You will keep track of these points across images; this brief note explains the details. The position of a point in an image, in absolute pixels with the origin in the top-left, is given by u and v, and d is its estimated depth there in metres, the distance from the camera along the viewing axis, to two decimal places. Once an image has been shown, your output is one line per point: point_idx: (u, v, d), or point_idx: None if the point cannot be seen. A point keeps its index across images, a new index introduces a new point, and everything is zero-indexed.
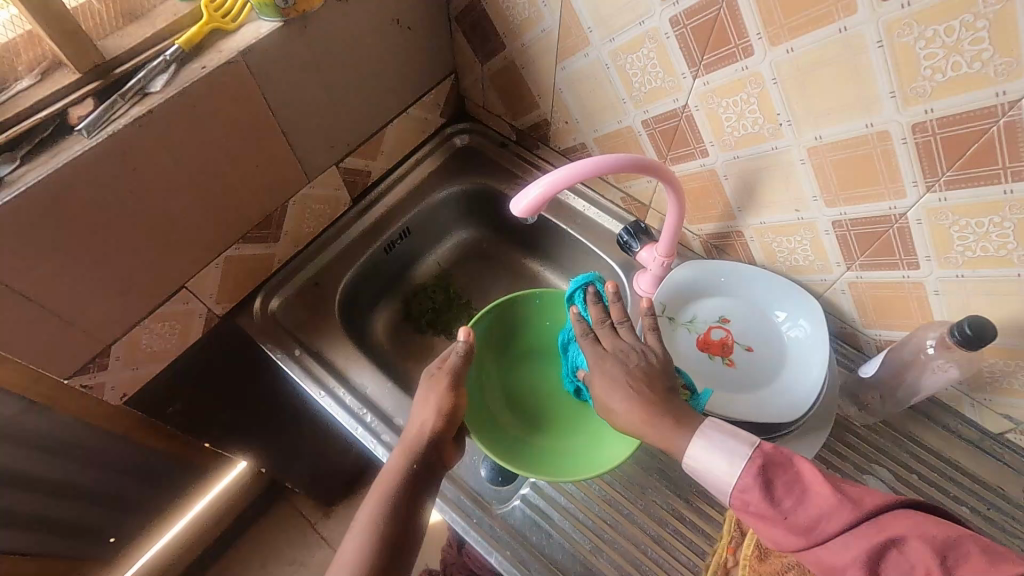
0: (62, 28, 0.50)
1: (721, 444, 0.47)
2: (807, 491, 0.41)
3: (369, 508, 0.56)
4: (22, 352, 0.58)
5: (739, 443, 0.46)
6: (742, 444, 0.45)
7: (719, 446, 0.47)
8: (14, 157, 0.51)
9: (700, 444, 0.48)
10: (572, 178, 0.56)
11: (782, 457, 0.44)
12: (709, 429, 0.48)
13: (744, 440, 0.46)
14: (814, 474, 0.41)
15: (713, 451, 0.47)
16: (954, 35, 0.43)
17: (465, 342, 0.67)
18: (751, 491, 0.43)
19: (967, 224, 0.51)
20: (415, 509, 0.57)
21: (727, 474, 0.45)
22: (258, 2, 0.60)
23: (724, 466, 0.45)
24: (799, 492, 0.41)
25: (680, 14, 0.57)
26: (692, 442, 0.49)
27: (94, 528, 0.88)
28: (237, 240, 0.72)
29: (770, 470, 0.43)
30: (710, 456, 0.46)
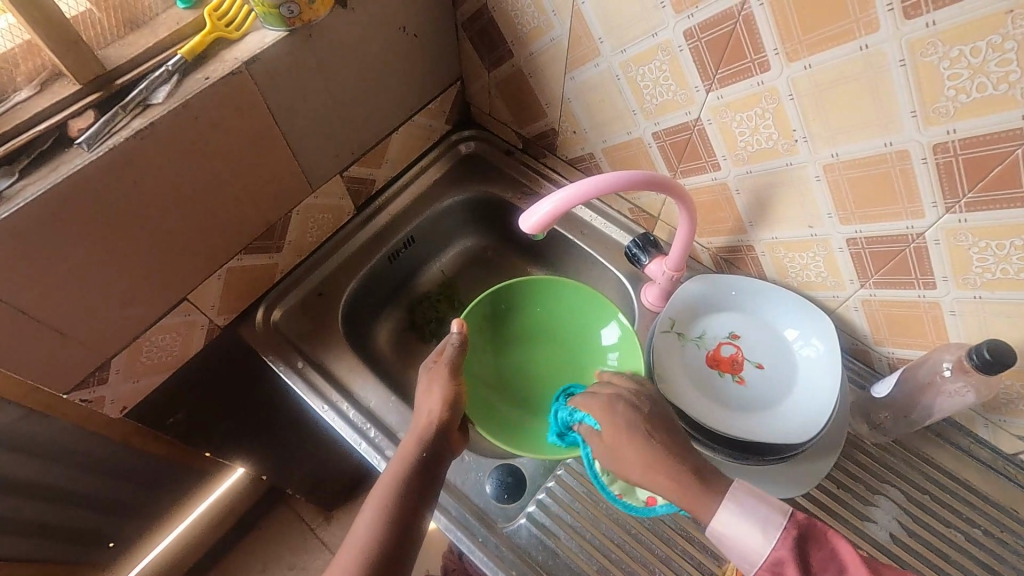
0: (62, 39, 0.49)
1: (751, 511, 0.48)
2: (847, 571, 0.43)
3: (378, 501, 0.56)
4: (21, 367, 0.57)
5: (772, 513, 0.47)
6: (776, 515, 0.47)
7: (751, 512, 0.48)
8: (13, 171, 0.50)
9: (730, 509, 0.49)
10: (582, 195, 0.55)
11: (818, 532, 0.46)
12: (738, 496, 0.49)
13: (775, 510, 0.48)
14: (853, 554, 0.43)
15: (740, 516, 0.48)
16: (980, 56, 0.42)
17: (459, 333, 0.66)
18: (785, 567, 0.45)
19: (987, 246, 0.49)
20: (422, 504, 0.57)
21: (757, 543, 0.47)
22: (263, 11, 0.58)
23: (755, 536, 0.47)
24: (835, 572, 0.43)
25: (694, 27, 0.56)
26: (721, 504, 0.50)
27: (93, 536, 0.87)
28: (240, 251, 0.71)
29: (803, 543, 0.46)
30: (741, 522, 0.48)
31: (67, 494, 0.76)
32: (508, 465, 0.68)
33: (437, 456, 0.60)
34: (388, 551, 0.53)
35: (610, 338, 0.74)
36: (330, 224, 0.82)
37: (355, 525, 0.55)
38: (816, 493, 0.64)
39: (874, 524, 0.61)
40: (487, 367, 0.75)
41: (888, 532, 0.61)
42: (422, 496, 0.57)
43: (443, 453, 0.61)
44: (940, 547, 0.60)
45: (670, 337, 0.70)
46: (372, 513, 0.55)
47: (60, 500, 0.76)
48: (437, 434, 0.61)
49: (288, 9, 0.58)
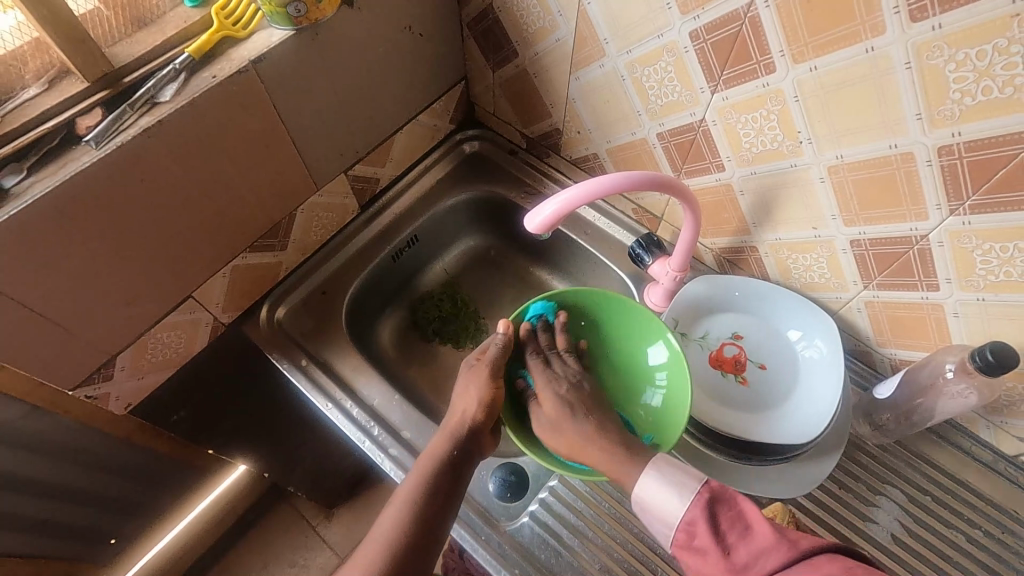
0: (70, 37, 0.49)
1: (672, 478, 0.50)
2: (751, 527, 0.43)
3: (400, 502, 0.56)
4: (27, 363, 0.57)
5: (688, 481, 0.49)
6: (690, 484, 0.49)
7: (669, 479, 0.50)
8: (21, 168, 0.50)
9: (652, 475, 0.52)
10: (588, 195, 0.55)
11: (727, 495, 0.47)
12: (660, 466, 0.52)
13: (693, 478, 0.49)
14: (755, 514, 0.44)
15: (664, 485, 0.50)
16: (985, 59, 0.42)
17: (504, 334, 0.68)
18: (698, 525, 0.45)
19: (990, 248, 0.50)
20: (450, 504, 0.57)
21: (676, 507, 0.48)
22: (270, 10, 0.58)
23: (675, 500, 0.48)
24: (741, 528, 0.43)
25: (700, 28, 0.56)
26: (644, 473, 0.52)
27: (96, 532, 0.87)
28: (245, 249, 0.71)
29: (714, 506, 0.46)
30: (660, 488, 0.50)
31: (70, 490, 0.76)
32: (511, 463, 0.69)
33: (467, 458, 0.60)
34: (411, 549, 0.53)
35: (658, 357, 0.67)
36: (335, 223, 0.82)
37: (381, 518, 0.56)
38: (818, 493, 0.64)
39: (875, 524, 0.62)
40: (522, 374, 0.71)
41: (889, 532, 0.61)
42: (449, 495, 0.57)
43: (472, 455, 0.61)
44: (940, 547, 0.60)
45: (673, 337, 0.70)
46: (397, 509, 0.56)
47: (64, 496, 0.76)
48: (467, 436, 0.62)
49: (295, 8, 0.58)
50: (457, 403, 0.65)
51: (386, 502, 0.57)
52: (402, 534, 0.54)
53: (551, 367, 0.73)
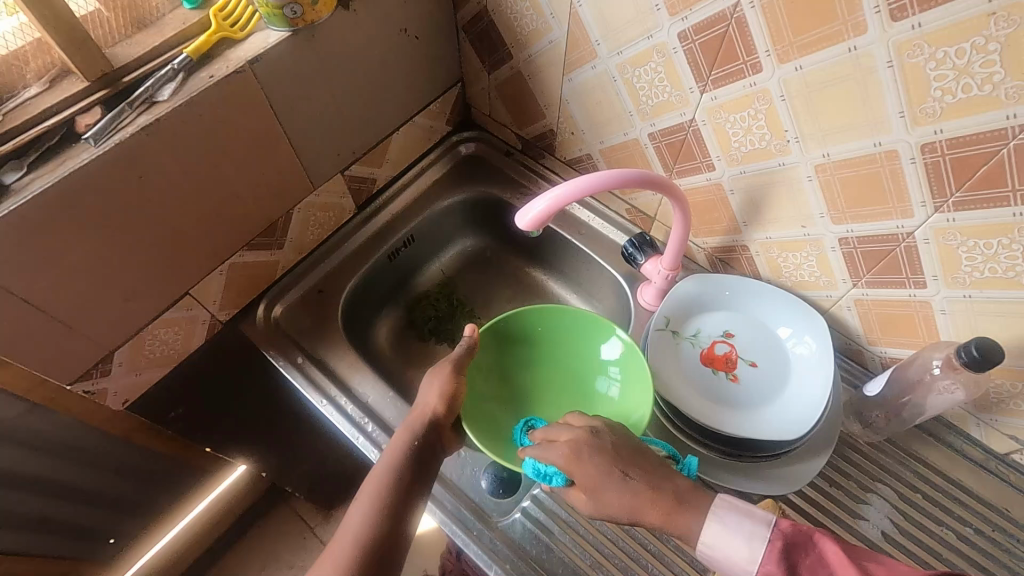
0: (71, 37, 0.51)
1: (733, 523, 0.49)
2: (831, 569, 0.42)
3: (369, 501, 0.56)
4: (25, 358, 0.58)
5: (747, 527, 0.48)
6: (751, 531, 0.47)
7: (734, 527, 0.48)
8: (21, 165, 0.51)
9: (713, 523, 0.49)
10: (577, 193, 0.56)
11: (801, 536, 0.46)
12: (722, 508, 0.50)
13: (755, 522, 0.48)
14: (834, 555, 0.43)
15: (728, 533, 0.48)
16: (965, 57, 0.43)
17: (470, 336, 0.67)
18: (775, 575, 0.45)
19: (975, 245, 0.50)
20: (415, 499, 0.58)
21: (748, 555, 0.47)
22: (267, 11, 0.60)
23: (742, 546, 0.47)
24: (823, 575, 0.43)
25: (688, 29, 0.57)
26: (707, 518, 0.50)
27: (95, 530, 0.88)
28: (242, 247, 0.72)
29: (792, 551, 0.45)
30: (727, 532, 0.48)
31: (69, 488, 0.77)
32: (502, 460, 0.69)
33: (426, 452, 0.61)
34: (379, 545, 0.53)
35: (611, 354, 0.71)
36: (331, 222, 0.83)
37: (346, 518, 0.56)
38: (809, 490, 0.64)
39: (866, 521, 0.62)
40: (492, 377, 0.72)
41: (880, 530, 0.61)
42: (413, 490, 0.58)
43: (433, 452, 0.61)
44: (931, 545, 0.60)
45: (664, 335, 0.70)
46: (366, 507, 0.56)
47: (63, 493, 0.77)
48: (428, 431, 0.61)
49: (291, 10, 0.60)
50: (421, 399, 0.64)
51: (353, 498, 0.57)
52: (370, 533, 0.54)
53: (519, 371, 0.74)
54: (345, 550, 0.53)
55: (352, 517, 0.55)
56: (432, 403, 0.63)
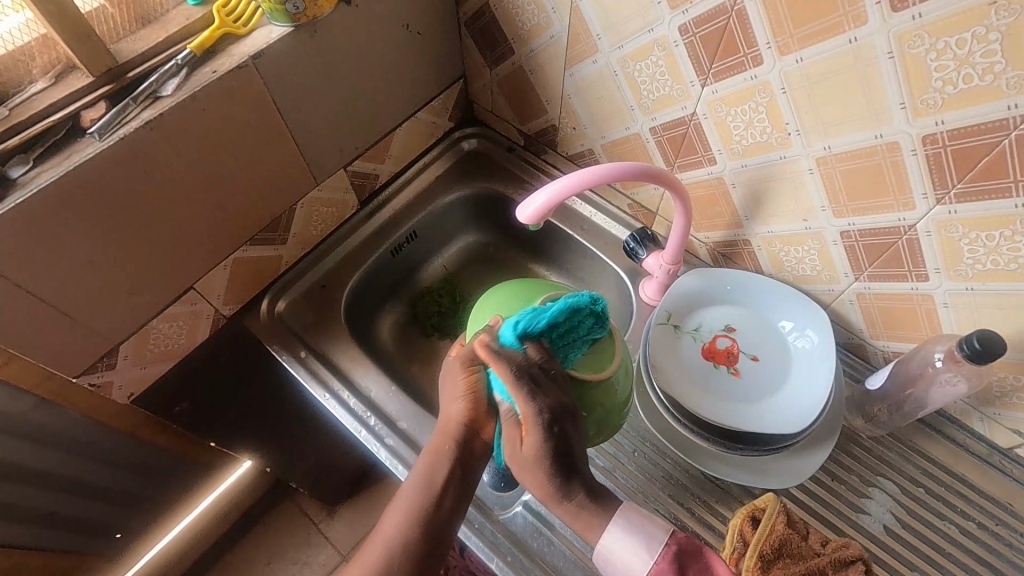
0: (75, 32, 0.51)
1: (632, 533, 0.50)
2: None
3: (401, 519, 0.55)
4: (32, 350, 0.59)
5: (646, 536, 0.50)
6: (648, 537, 0.49)
7: (632, 533, 0.50)
8: (27, 159, 0.52)
9: (615, 526, 0.51)
10: (578, 186, 0.57)
11: (694, 546, 0.49)
12: (624, 515, 0.51)
13: (654, 534, 0.50)
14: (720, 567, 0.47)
15: (629, 537, 0.50)
16: (965, 47, 0.43)
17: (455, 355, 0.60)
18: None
19: (977, 237, 0.50)
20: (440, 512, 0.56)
21: (639, 560, 0.49)
22: (270, 7, 0.60)
23: (639, 557, 0.49)
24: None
25: (689, 22, 0.57)
26: (606, 525, 0.51)
27: (101, 523, 0.89)
28: (245, 242, 0.73)
29: (682, 556, 0.48)
30: (625, 542, 0.50)
31: (75, 479, 0.78)
32: None
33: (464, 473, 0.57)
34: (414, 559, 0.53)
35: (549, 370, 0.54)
36: (334, 218, 0.84)
37: (381, 527, 0.56)
38: (810, 484, 0.64)
39: (867, 515, 0.62)
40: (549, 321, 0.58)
41: (882, 523, 0.61)
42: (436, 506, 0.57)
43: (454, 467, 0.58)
44: (933, 539, 0.60)
45: (665, 329, 0.70)
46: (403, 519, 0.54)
47: (69, 485, 0.78)
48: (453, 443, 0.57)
49: (293, 5, 0.60)
50: (446, 408, 0.58)
51: (385, 519, 0.56)
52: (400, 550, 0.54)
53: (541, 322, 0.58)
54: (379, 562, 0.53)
55: (386, 535, 0.55)
56: (458, 413, 0.56)
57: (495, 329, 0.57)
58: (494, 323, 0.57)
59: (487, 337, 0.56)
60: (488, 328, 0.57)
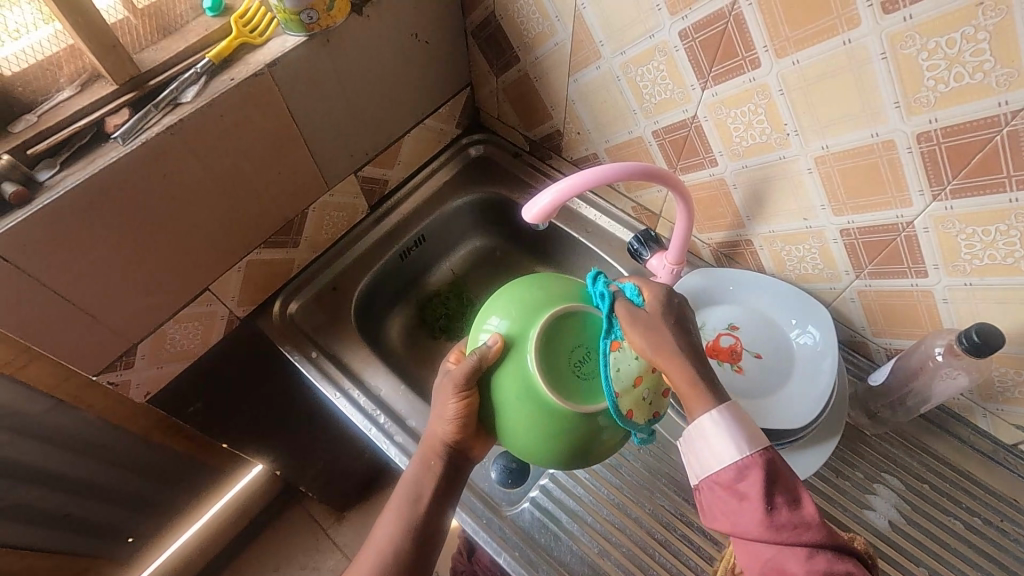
0: (101, 41, 0.54)
1: (733, 429, 0.45)
2: (803, 500, 0.42)
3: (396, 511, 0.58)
4: (56, 349, 0.61)
5: (746, 437, 0.45)
6: (750, 439, 0.44)
7: (732, 429, 0.45)
8: (55, 163, 0.55)
9: (716, 414, 0.46)
10: (582, 185, 0.58)
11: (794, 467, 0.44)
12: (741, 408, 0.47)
13: (756, 436, 0.45)
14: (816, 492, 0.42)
15: (728, 428, 0.45)
16: (955, 47, 0.44)
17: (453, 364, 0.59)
18: (751, 473, 0.43)
19: (974, 232, 0.51)
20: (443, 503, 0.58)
21: (731, 450, 0.44)
22: (285, 17, 0.63)
23: (730, 447, 0.45)
24: (796, 497, 0.42)
25: (689, 27, 0.59)
26: (710, 406, 0.46)
27: (113, 525, 0.90)
28: (259, 245, 0.75)
29: (779, 466, 0.43)
30: (724, 430, 0.45)
31: (90, 479, 0.80)
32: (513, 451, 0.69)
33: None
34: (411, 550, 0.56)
35: (546, 426, 0.50)
36: (344, 222, 0.86)
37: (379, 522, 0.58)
38: (814, 480, 0.65)
39: (873, 511, 0.62)
40: (566, 346, 0.52)
41: (886, 519, 0.62)
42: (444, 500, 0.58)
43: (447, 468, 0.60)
44: (937, 534, 0.60)
45: None
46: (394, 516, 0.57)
47: (83, 486, 0.80)
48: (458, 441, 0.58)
49: (307, 15, 0.62)
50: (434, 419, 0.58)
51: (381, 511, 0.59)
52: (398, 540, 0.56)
53: (551, 345, 0.51)
54: (378, 560, 0.55)
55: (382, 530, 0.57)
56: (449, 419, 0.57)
57: (491, 351, 0.52)
58: (491, 343, 0.53)
59: (482, 360, 0.52)
60: (484, 349, 0.53)
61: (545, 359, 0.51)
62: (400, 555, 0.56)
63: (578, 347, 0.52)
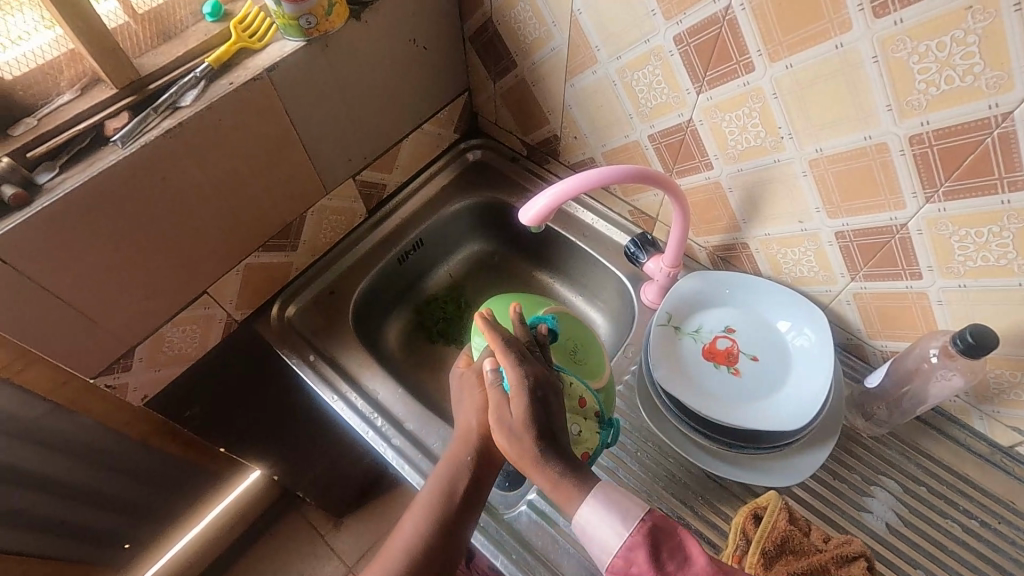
0: (100, 44, 0.54)
1: (608, 509, 0.49)
2: (689, 558, 0.45)
3: (419, 510, 0.57)
4: (53, 352, 0.61)
5: (622, 511, 0.49)
6: (626, 514, 0.48)
7: (607, 513, 0.49)
8: (53, 166, 0.55)
9: (589, 504, 0.49)
10: (576, 188, 0.59)
11: (671, 526, 0.48)
12: (605, 489, 0.50)
13: (630, 510, 0.49)
14: (698, 548, 0.46)
15: (605, 516, 0.49)
16: (946, 50, 0.45)
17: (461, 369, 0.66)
18: (637, 553, 0.46)
19: (966, 234, 0.51)
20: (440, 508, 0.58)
21: (615, 534, 0.48)
22: (283, 22, 0.63)
23: (613, 530, 0.48)
24: (681, 558, 0.45)
25: (683, 32, 0.59)
26: (583, 498, 0.50)
27: (109, 532, 0.90)
28: (257, 248, 0.75)
29: (659, 533, 0.47)
30: (603, 517, 0.49)
31: (86, 483, 0.79)
32: None
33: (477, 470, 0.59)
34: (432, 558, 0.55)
35: None
36: (343, 227, 0.86)
37: (400, 525, 0.58)
38: (812, 483, 0.64)
39: (870, 514, 0.62)
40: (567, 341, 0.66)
41: (884, 522, 0.61)
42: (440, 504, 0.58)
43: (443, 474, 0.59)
44: (936, 537, 0.60)
45: (666, 330, 0.71)
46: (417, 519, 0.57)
47: (80, 493, 0.80)
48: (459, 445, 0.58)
49: (306, 21, 0.63)
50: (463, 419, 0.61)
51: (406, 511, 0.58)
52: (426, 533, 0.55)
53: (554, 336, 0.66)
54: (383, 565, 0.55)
55: (405, 526, 0.57)
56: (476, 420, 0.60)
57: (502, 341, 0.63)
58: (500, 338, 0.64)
59: (495, 350, 0.63)
60: (494, 341, 0.63)
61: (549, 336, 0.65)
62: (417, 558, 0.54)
63: (570, 340, 0.67)
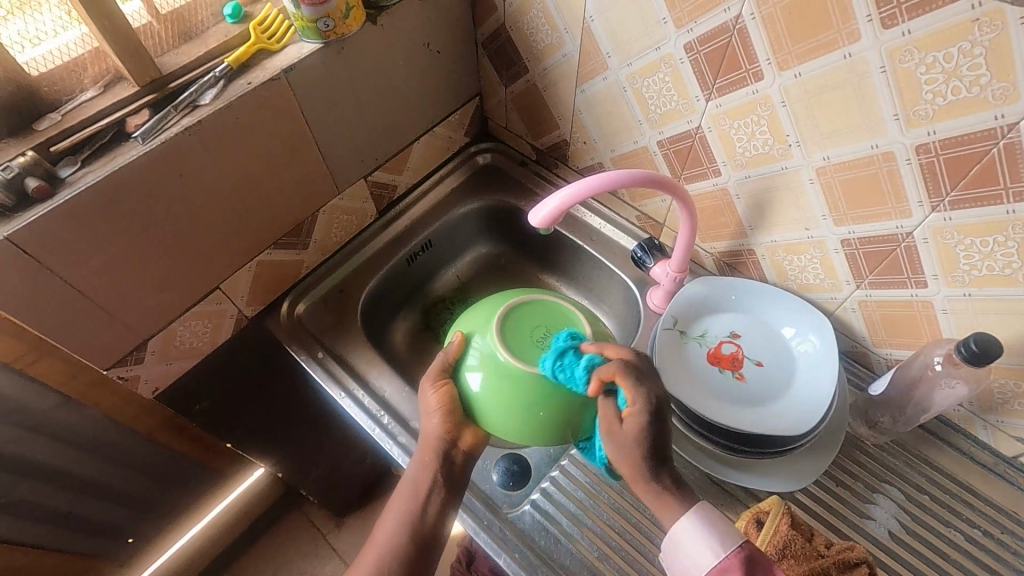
0: (124, 43, 0.56)
1: (708, 530, 0.50)
2: None
3: (399, 506, 0.58)
4: (68, 342, 0.62)
5: (723, 536, 0.50)
6: (726, 539, 0.49)
7: (707, 534, 0.50)
8: (76, 160, 0.56)
9: (690, 519, 0.51)
10: (585, 191, 0.59)
11: (765, 559, 0.49)
12: (705, 509, 0.52)
13: (729, 535, 0.50)
14: None
15: (704, 536, 0.50)
16: (953, 61, 0.45)
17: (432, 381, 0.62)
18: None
19: (972, 243, 0.52)
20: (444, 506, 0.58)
21: (708, 553, 0.49)
22: (301, 25, 0.65)
23: (709, 552, 0.49)
24: None
25: (694, 40, 0.60)
26: (683, 513, 0.51)
27: (114, 525, 0.91)
28: (270, 245, 0.76)
29: (753, 562, 0.49)
30: (701, 538, 0.50)
31: (93, 475, 0.80)
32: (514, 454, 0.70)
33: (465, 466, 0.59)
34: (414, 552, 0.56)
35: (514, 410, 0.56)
36: (354, 226, 0.88)
37: (380, 523, 0.59)
38: (815, 489, 0.65)
39: (873, 521, 0.62)
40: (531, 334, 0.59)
41: (886, 529, 0.62)
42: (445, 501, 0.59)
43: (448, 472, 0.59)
44: (937, 545, 0.60)
45: (672, 334, 0.72)
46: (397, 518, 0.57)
47: (87, 484, 0.81)
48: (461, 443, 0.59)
49: (323, 23, 0.64)
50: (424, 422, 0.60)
51: (386, 507, 0.59)
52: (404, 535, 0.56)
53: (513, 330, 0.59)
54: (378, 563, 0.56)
55: (387, 522, 0.58)
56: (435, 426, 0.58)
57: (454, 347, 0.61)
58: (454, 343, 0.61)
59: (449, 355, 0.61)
60: (448, 346, 0.61)
61: (509, 334, 0.59)
62: (402, 555, 0.56)
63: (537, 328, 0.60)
